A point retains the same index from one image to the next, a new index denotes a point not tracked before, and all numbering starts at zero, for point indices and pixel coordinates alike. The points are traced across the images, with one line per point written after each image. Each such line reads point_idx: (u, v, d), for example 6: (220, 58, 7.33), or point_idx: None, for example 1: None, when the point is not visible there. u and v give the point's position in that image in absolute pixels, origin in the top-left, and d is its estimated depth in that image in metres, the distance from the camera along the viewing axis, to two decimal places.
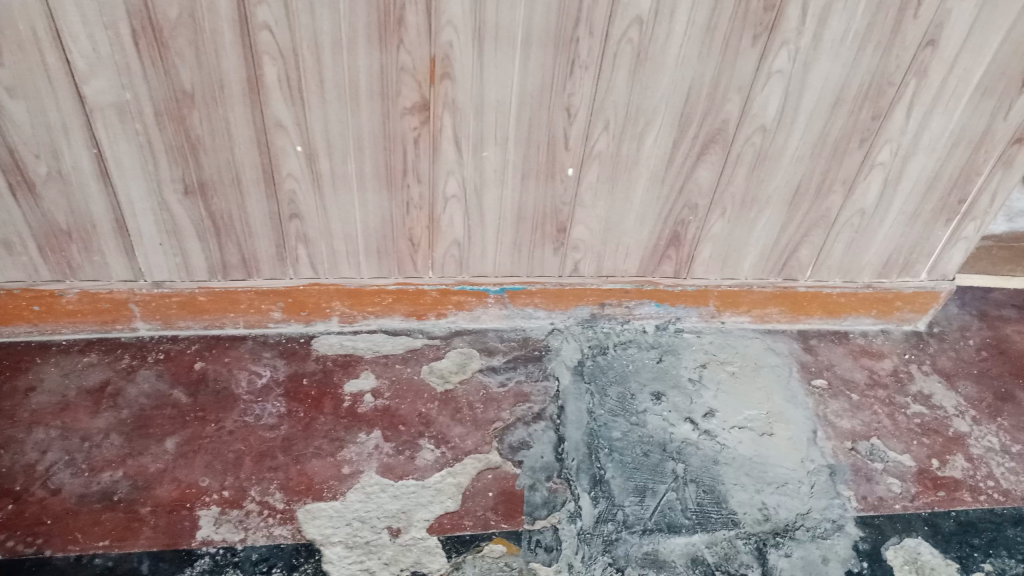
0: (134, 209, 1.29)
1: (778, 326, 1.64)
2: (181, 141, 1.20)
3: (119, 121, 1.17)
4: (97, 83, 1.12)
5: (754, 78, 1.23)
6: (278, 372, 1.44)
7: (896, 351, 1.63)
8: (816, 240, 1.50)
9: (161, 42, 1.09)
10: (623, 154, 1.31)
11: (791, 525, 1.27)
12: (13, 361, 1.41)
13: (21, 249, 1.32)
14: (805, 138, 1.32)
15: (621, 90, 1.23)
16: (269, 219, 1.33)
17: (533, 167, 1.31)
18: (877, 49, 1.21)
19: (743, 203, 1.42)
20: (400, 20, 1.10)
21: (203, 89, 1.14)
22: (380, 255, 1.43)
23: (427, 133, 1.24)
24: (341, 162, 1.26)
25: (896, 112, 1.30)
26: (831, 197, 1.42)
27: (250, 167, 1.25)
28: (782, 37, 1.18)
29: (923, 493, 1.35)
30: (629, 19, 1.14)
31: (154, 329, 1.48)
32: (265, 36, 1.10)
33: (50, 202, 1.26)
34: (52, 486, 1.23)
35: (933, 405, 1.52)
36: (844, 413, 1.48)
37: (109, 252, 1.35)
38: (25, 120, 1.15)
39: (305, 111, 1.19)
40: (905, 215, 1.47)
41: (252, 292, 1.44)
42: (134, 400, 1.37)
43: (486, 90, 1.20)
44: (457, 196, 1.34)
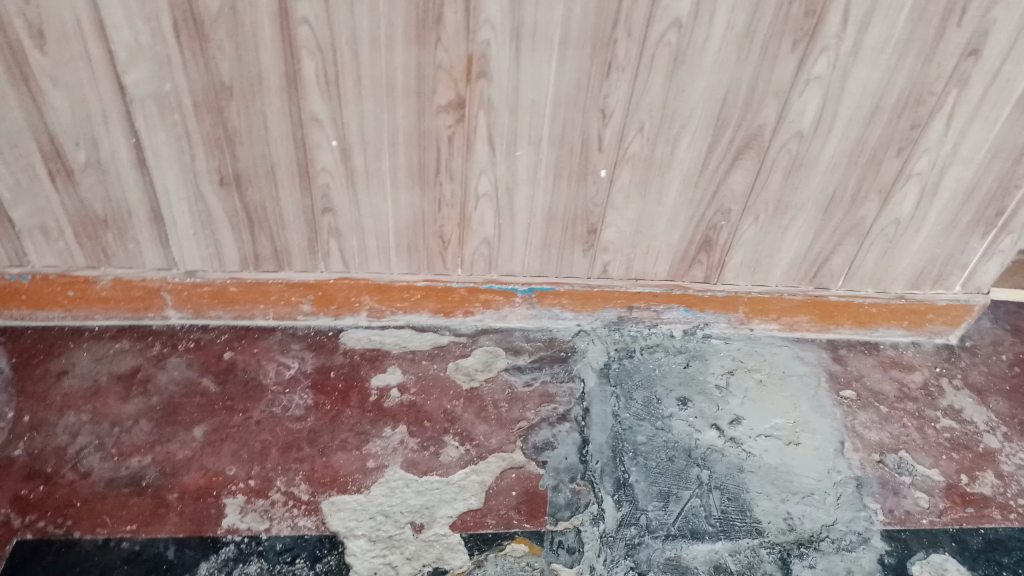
0: (170, 198, 1.30)
1: (807, 335, 1.63)
2: (217, 133, 1.21)
3: (157, 112, 1.18)
4: (137, 73, 1.13)
5: (791, 85, 1.21)
6: (305, 364, 1.45)
7: (926, 364, 1.61)
8: (849, 249, 1.48)
9: (201, 34, 1.10)
10: (657, 156, 1.31)
11: (816, 536, 1.26)
12: (47, 345, 1.43)
13: (58, 235, 1.34)
14: (842, 146, 1.31)
15: (657, 92, 1.22)
16: (302, 212, 1.34)
17: (565, 168, 1.31)
18: (919, 57, 1.19)
19: (776, 210, 1.40)
20: (438, 18, 1.11)
21: (241, 81, 1.15)
22: (410, 251, 1.43)
23: (461, 130, 1.24)
24: (374, 158, 1.27)
25: (936, 122, 1.28)
26: (866, 206, 1.40)
27: (285, 161, 1.26)
28: (822, 43, 1.17)
29: (951, 509, 1.33)
30: (667, 21, 1.14)
31: (185, 318, 1.49)
32: (304, 30, 1.10)
33: (88, 190, 1.28)
34: (82, 469, 1.24)
35: (963, 420, 1.49)
36: (872, 425, 1.46)
37: (143, 240, 1.37)
38: (66, 108, 1.17)
39: (341, 106, 1.19)
40: (940, 226, 1.45)
41: (282, 285, 1.45)
42: (164, 387, 1.38)
43: (521, 89, 1.20)
44: (488, 194, 1.34)
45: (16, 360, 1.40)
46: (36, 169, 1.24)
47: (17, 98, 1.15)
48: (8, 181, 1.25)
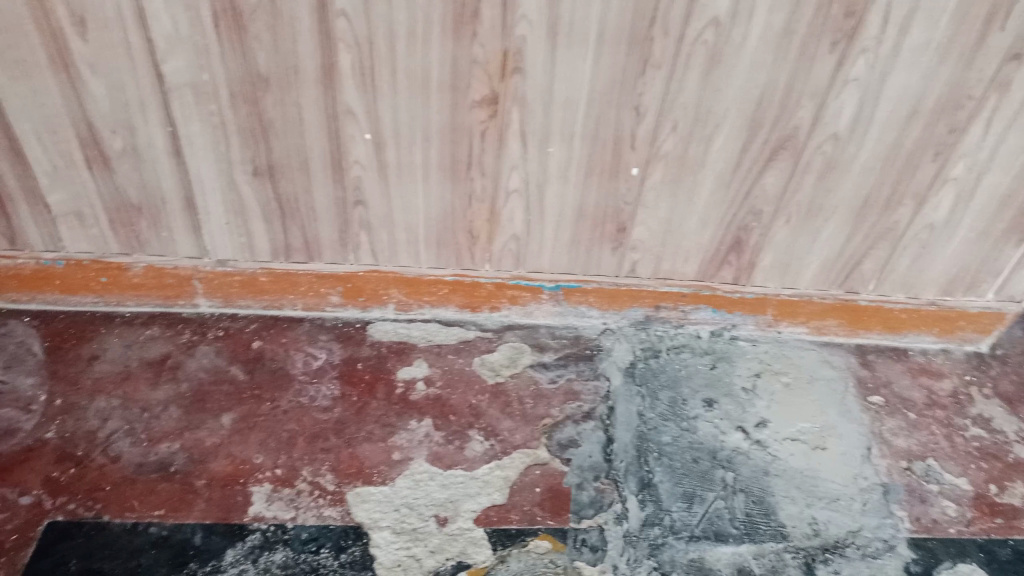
0: (203, 187, 1.31)
1: (836, 339, 1.61)
2: (253, 124, 1.22)
3: (194, 102, 1.19)
4: (176, 63, 1.14)
5: (828, 86, 1.20)
6: (333, 355, 1.46)
7: (956, 371, 1.59)
8: (881, 254, 1.47)
9: (240, 25, 1.11)
10: (690, 155, 1.30)
11: (841, 542, 1.25)
12: (79, 330, 1.45)
13: (93, 222, 1.36)
14: (877, 149, 1.29)
15: (692, 91, 1.21)
16: (334, 204, 1.34)
17: (596, 165, 1.31)
18: (959, 61, 1.18)
19: (809, 212, 1.39)
20: (475, 13, 1.11)
21: (278, 73, 1.16)
22: (440, 245, 1.44)
23: (495, 126, 1.24)
24: (407, 152, 1.27)
25: (974, 127, 1.26)
26: (900, 210, 1.39)
27: (318, 152, 1.27)
28: (861, 45, 1.16)
29: (979, 519, 1.32)
30: (704, 20, 1.13)
31: (214, 307, 1.51)
32: (342, 23, 1.11)
33: (123, 177, 1.29)
34: (111, 453, 1.26)
35: (993, 429, 1.48)
36: (900, 431, 1.45)
37: (176, 229, 1.38)
38: (105, 96, 1.18)
39: (375, 99, 1.20)
40: (975, 233, 1.43)
41: (312, 276, 1.46)
42: (193, 374, 1.40)
43: (556, 86, 1.20)
44: (519, 190, 1.34)
45: (49, 344, 1.42)
46: (74, 156, 1.26)
47: (58, 85, 1.16)
48: (46, 167, 1.26)
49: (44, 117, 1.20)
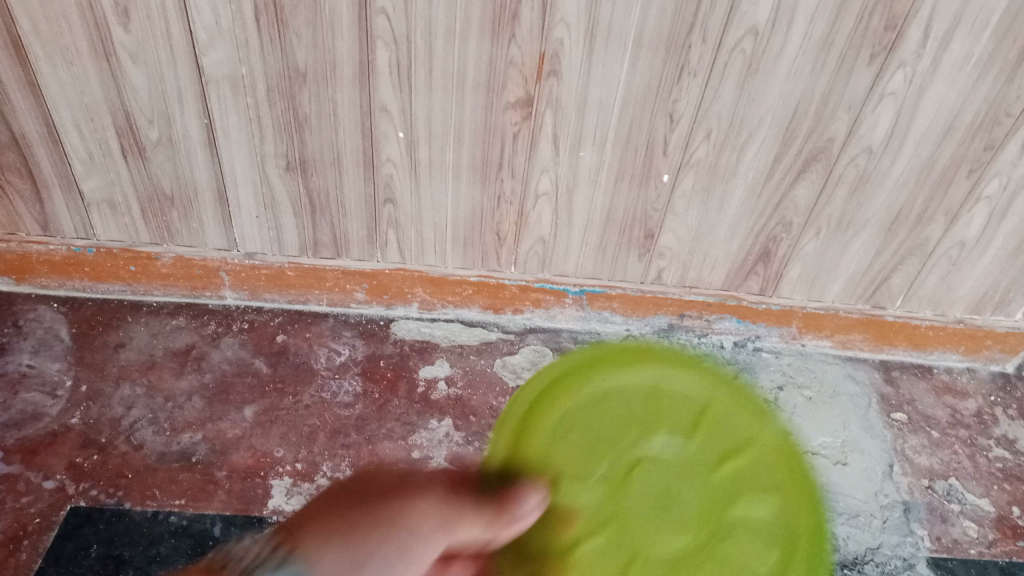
0: (236, 180, 1.32)
1: (860, 354, 1.60)
2: (288, 119, 1.23)
3: (231, 94, 1.20)
4: (215, 55, 1.15)
5: (865, 99, 1.20)
6: (356, 351, 1.46)
7: (981, 391, 1.57)
8: (911, 269, 1.46)
9: (280, 20, 1.11)
10: (721, 164, 1.30)
11: (860, 558, 1.24)
12: (106, 317, 1.46)
13: (125, 210, 1.37)
14: (911, 163, 1.29)
15: (727, 100, 1.21)
16: (364, 202, 1.35)
17: (627, 171, 1.31)
18: (1000, 78, 1.16)
19: (839, 224, 1.39)
20: (513, 15, 1.11)
21: (315, 69, 1.16)
22: (466, 245, 1.44)
23: (527, 128, 1.24)
24: (439, 151, 1.28)
25: (1011, 145, 1.25)
26: (931, 226, 1.38)
27: (351, 149, 1.27)
28: (900, 58, 1.15)
29: (1001, 541, 1.31)
30: (743, 29, 1.12)
31: (240, 299, 1.51)
32: (381, 21, 1.11)
33: (157, 167, 1.30)
34: (134, 441, 1.26)
35: (1017, 451, 1.46)
36: (922, 450, 1.44)
37: (207, 221, 1.39)
38: (144, 86, 1.19)
39: (411, 98, 1.20)
40: (1007, 251, 1.42)
41: (339, 272, 1.47)
42: (217, 365, 1.40)
43: (591, 90, 1.19)
44: (548, 193, 1.34)
45: (77, 330, 1.43)
46: (109, 144, 1.27)
47: (98, 73, 1.17)
48: (81, 154, 1.28)
49: (83, 104, 1.21)
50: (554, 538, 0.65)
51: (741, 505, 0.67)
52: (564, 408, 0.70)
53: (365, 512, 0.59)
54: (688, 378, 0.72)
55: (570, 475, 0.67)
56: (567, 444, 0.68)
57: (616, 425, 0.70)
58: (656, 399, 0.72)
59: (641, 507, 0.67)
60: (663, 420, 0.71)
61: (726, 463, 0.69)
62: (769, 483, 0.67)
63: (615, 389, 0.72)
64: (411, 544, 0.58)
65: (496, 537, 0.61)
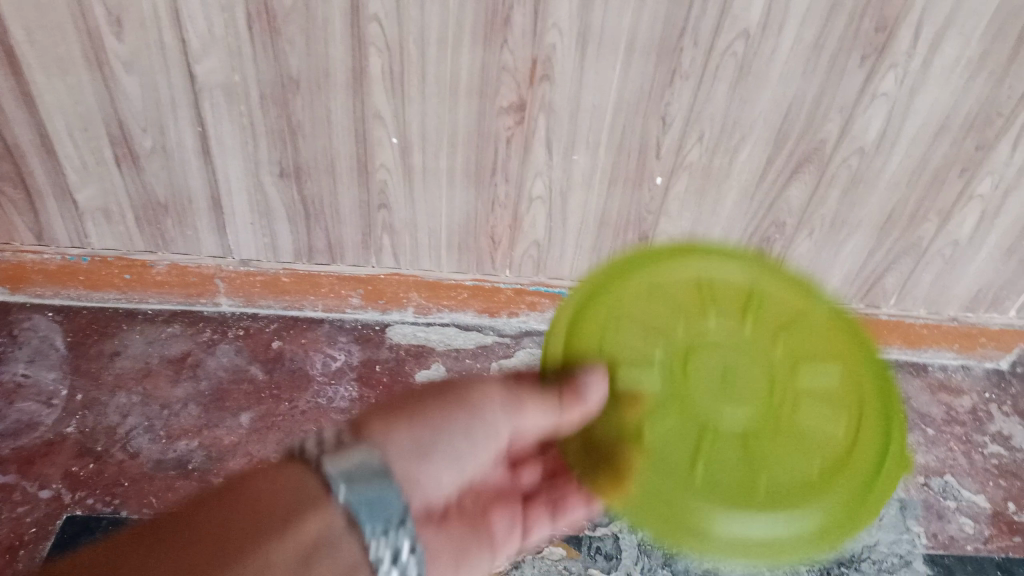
0: (230, 187, 1.32)
1: None
2: (282, 126, 1.23)
3: (225, 102, 1.20)
4: (208, 63, 1.15)
5: (857, 100, 1.20)
6: (352, 357, 1.47)
7: (975, 389, 1.58)
8: (905, 268, 1.47)
9: (273, 28, 1.11)
10: (715, 166, 1.30)
11: (857, 556, 1.25)
12: (101, 325, 1.46)
13: (119, 219, 1.37)
14: (904, 164, 1.29)
15: (720, 103, 1.21)
16: (358, 207, 1.35)
17: (621, 174, 1.31)
18: (990, 78, 1.17)
19: (832, 224, 1.39)
20: (506, 21, 1.11)
21: (309, 76, 1.16)
22: (461, 249, 1.44)
23: (521, 133, 1.25)
24: (433, 156, 1.28)
25: (1002, 144, 1.25)
26: (924, 225, 1.38)
27: (345, 155, 1.27)
28: (892, 59, 1.15)
29: (997, 537, 1.32)
30: (735, 32, 1.13)
31: (235, 305, 1.51)
32: (374, 28, 1.11)
33: (152, 175, 1.30)
34: (131, 449, 1.27)
35: (1012, 447, 1.47)
36: (917, 447, 1.44)
37: (201, 228, 1.39)
38: (137, 94, 1.19)
39: (404, 104, 1.20)
40: (1000, 249, 1.43)
41: (334, 278, 1.47)
42: (213, 372, 1.40)
43: (584, 94, 1.20)
44: (542, 197, 1.34)
45: (72, 339, 1.43)
46: (103, 153, 1.26)
47: (91, 83, 1.17)
48: (75, 163, 1.28)
49: (77, 113, 1.21)
50: (626, 415, 0.86)
51: (800, 372, 0.88)
52: (631, 299, 0.92)
53: (446, 400, 0.88)
54: (729, 271, 0.94)
55: (640, 360, 0.88)
56: (641, 331, 0.90)
57: (676, 308, 0.91)
58: (711, 289, 0.93)
59: (709, 383, 0.87)
60: (719, 307, 0.91)
61: (780, 339, 0.90)
62: (821, 353, 0.89)
63: (671, 282, 0.93)
64: (475, 422, 0.88)
65: (560, 423, 0.87)
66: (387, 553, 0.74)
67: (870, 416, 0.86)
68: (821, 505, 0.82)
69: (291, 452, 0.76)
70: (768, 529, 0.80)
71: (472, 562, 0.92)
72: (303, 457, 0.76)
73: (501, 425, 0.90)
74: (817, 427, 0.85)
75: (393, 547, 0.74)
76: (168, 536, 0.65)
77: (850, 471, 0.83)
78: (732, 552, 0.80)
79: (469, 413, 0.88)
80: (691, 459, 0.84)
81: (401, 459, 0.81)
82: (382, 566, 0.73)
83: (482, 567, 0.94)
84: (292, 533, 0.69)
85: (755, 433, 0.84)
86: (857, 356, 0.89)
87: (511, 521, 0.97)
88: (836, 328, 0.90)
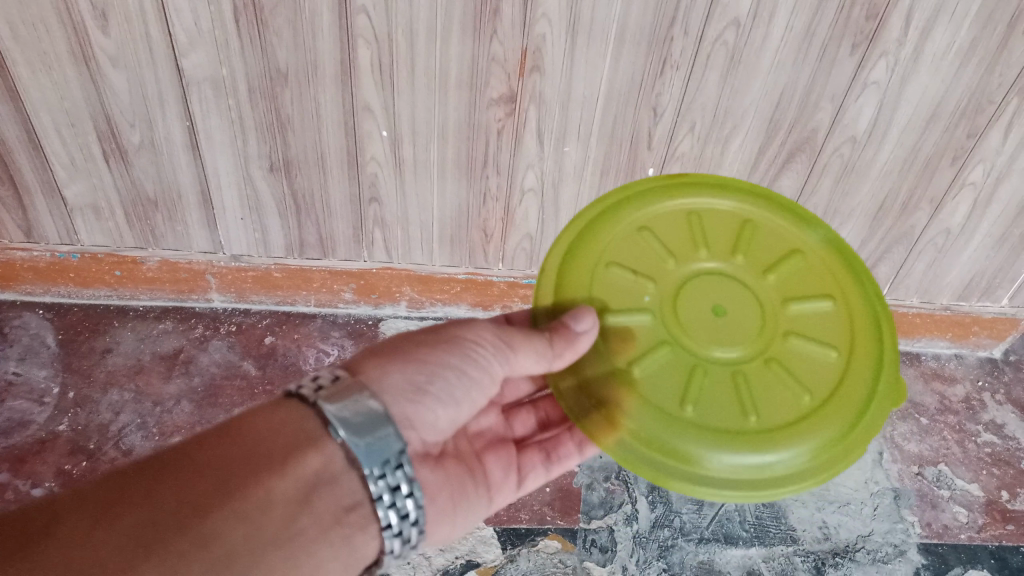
0: (220, 182, 1.31)
1: None
2: (271, 120, 1.22)
3: (213, 95, 1.19)
4: (196, 57, 1.14)
5: (848, 88, 1.20)
6: (345, 351, 1.46)
7: (969, 377, 1.58)
8: (897, 258, 1.47)
9: (260, 20, 1.10)
10: (707, 156, 1.30)
11: (852, 546, 1.25)
12: (92, 322, 1.46)
13: (109, 215, 1.36)
14: (895, 153, 1.29)
15: (711, 93, 1.21)
16: (349, 201, 1.34)
17: (613, 166, 1.31)
18: (980, 66, 1.17)
19: (825, 214, 1.39)
20: (495, 11, 1.10)
21: (297, 69, 1.16)
22: (453, 243, 1.43)
23: (511, 124, 1.24)
24: (424, 149, 1.27)
25: (993, 132, 1.25)
26: (917, 214, 1.38)
27: (334, 148, 1.26)
28: (882, 48, 1.15)
29: (991, 525, 1.32)
30: (725, 21, 1.12)
31: (227, 301, 1.51)
32: (362, 20, 1.10)
33: (141, 170, 1.29)
34: (124, 446, 1.26)
35: (1005, 435, 1.47)
36: (911, 436, 1.44)
37: (191, 223, 1.38)
38: (124, 89, 1.18)
39: (394, 96, 1.20)
40: (992, 238, 1.43)
41: (326, 272, 1.46)
42: (205, 368, 1.40)
43: (574, 85, 1.19)
44: (534, 189, 1.34)
45: (63, 336, 1.42)
46: (91, 149, 1.26)
47: (78, 78, 1.16)
48: (64, 159, 1.27)
49: (64, 109, 1.20)
50: (613, 354, 0.76)
51: (798, 304, 0.79)
52: (615, 231, 0.83)
53: (434, 343, 0.78)
54: (720, 203, 0.85)
55: (625, 300, 0.79)
56: (626, 267, 0.80)
57: (664, 241, 0.82)
58: (702, 221, 0.84)
59: (698, 316, 0.77)
60: (710, 239, 0.82)
61: (777, 270, 0.81)
62: (818, 285, 0.80)
63: (659, 215, 0.84)
64: (469, 363, 0.78)
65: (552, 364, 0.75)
66: (391, 490, 0.67)
67: (866, 345, 0.78)
68: (818, 439, 0.72)
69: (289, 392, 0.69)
70: (765, 466, 0.71)
71: (468, 506, 0.82)
72: (301, 396, 0.69)
73: (493, 370, 0.80)
74: (812, 358, 0.76)
75: (398, 482, 0.67)
76: (170, 476, 0.61)
77: (845, 403, 0.74)
78: (728, 493, 0.70)
79: (463, 356, 0.79)
80: (681, 395, 0.74)
81: (396, 399, 0.73)
82: (382, 502, 0.67)
83: (475, 514, 0.83)
84: (293, 475, 0.64)
85: (749, 365, 0.75)
86: (853, 285, 0.81)
87: (506, 467, 0.88)
88: (837, 260, 0.83)
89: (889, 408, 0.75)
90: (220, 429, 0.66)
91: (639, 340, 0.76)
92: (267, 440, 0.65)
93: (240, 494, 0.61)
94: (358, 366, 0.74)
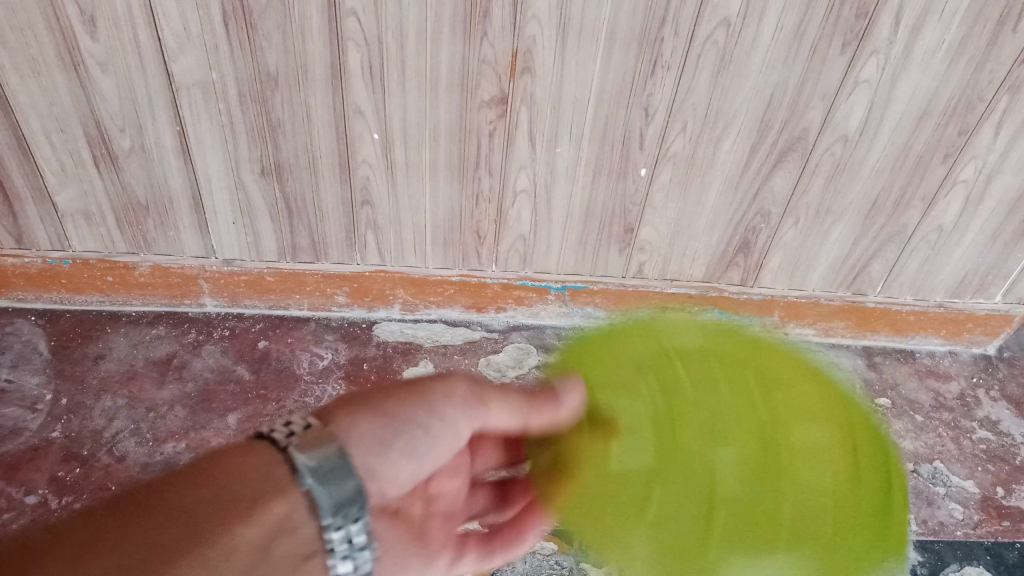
0: (211, 186, 1.31)
1: (843, 340, 1.62)
2: (261, 123, 1.22)
3: (203, 100, 1.19)
4: (185, 61, 1.14)
5: (839, 87, 1.20)
6: (339, 355, 1.46)
7: (963, 374, 1.58)
8: (890, 255, 1.47)
9: (249, 24, 1.10)
10: (699, 156, 1.30)
11: None
12: (85, 328, 1.45)
13: (100, 220, 1.36)
14: (887, 151, 1.29)
15: (702, 92, 1.21)
16: (341, 204, 1.34)
17: (605, 165, 1.30)
18: (971, 63, 1.17)
19: (817, 213, 1.39)
20: (485, 13, 1.10)
21: (288, 73, 1.15)
22: (447, 245, 1.43)
23: (503, 126, 1.24)
24: (415, 151, 1.27)
25: (985, 129, 1.26)
26: (910, 211, 1.38)
27: (326, 152, 1.26)
28: (872, 46, 1.15)
29: (986, 521, 1.32)
30: (715, 21, 1.12)
31: (220, 306, 1.50)
32: (352, 22, 1.10)
33: (131, 175, 1.29)
34: (117, 453, 1.25)
35: (1000, 432, 1.47)
36: (906, 434, 1.45)
37: (183, 228, 1.38)
38: (114, 94, 1.18)
39: (385, 99, 1.20)
40: (985, 234, 1.43)
41: (319, 276, 1.46)
42: (198, 373, 1.39)
43: (565, 86, 1.19)
44: (526, 190, 1.34)
45: (55, 343, 1.42)
46: (81, 154, 1.25)
47: (67, 83, 1.16)
48: (54, 165, 1.26)
49: (53, 114, 1.20)
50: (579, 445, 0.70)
51: (793, 431, 0.67)
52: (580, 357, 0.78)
53: (407, 392, 0.66)
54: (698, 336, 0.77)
55: (587, 418, 0.71)
56: (590, 389, 0.73)
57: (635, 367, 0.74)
58: (680, 353, 0.75)
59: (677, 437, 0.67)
60: (689, 368, 0.72)
61: (770, 401, 0.69)
62: (812, 406, 0.69)
63: (630, 346, 0.77)
64: (435, 419, 0.66)
65: (528, 425, 0.72)
66: (347, 544, 0.56)
67: (867, 468, 0.67)
68: (805, 556, 0.62)
69: (258, 431, 0.56)
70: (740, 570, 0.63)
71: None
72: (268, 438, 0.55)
73: (462, 427, 0.69)
74: (810, 480, 0.65)
75: (356, 532, 0.56)
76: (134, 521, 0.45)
77: (844, 524, 0.64)
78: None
79: (429, 412, 0.65)
80: (644, 502, 0.66)
81: (360, 453, 0.59)
82: (338, 568, 0.56)
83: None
84: (259, 524, 0.50)
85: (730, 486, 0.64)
86: (853, 418, 0.70)
87: (448, 539, 0.76)
88: (833, 398, 0.71)
89: (888, 539, 0.66)
90: (181, 472, 0.50)
91: (634, 419, 0.69)
92: (232, 485, 0.51)
93: (164, 572, 0.43)
94: (324, 411, 0.62)
